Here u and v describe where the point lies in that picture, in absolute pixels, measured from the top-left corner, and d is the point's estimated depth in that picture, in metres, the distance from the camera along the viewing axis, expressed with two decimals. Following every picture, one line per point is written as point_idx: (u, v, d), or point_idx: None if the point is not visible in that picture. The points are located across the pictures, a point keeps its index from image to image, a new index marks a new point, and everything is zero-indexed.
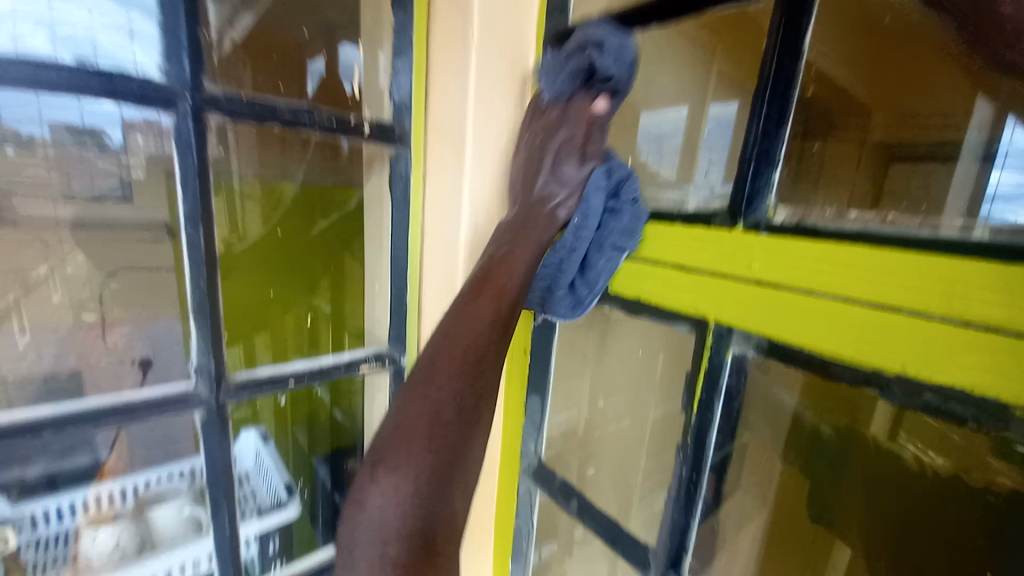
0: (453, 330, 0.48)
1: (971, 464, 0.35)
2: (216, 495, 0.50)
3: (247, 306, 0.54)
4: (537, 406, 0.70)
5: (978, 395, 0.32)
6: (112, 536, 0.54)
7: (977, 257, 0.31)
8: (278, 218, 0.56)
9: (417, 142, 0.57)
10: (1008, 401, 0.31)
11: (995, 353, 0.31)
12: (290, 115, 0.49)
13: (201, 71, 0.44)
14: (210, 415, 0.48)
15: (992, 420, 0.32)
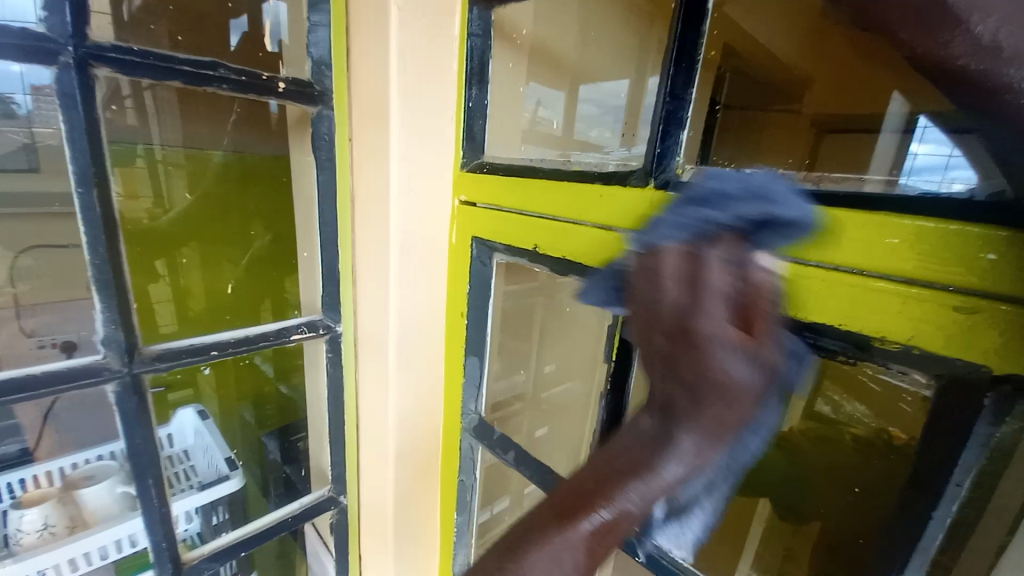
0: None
1: (887, 415, 0.38)
2: (142, 473, 0.58)
3: (197, 297, 0.73)
4: (476, 367, 0.65)
5: (845, 329, 0.35)
6: (39, 518, 0.67)
7: (848, 206, 0.34)
8: (199, 186, 0.71)
9: (339, 103, 0.59)
10: (868, 333, 0.35)
11: (861, 292, 0.34)
12: (193, 68, 0.51)
13: (83, 22, 0.45)
14: (123, 386, 0.54)
15: (857, 352, 0.36)
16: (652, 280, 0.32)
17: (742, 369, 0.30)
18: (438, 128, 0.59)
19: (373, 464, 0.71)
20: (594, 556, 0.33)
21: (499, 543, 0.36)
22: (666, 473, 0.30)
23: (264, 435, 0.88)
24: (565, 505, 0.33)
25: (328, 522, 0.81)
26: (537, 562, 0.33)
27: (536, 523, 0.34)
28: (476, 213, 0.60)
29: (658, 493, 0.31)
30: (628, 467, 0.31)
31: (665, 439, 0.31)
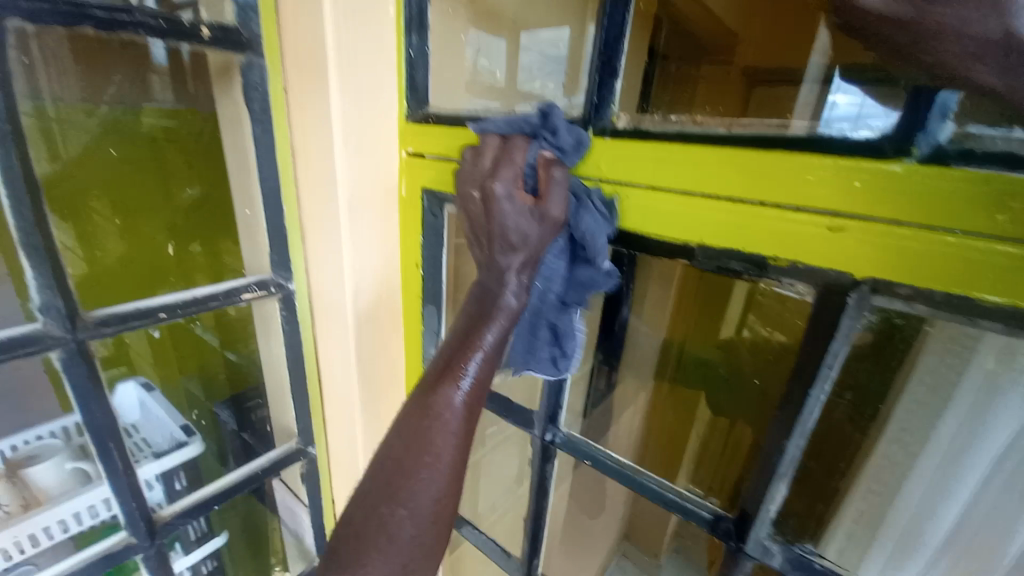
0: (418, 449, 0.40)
1: (794, 327, 0.43)
2: (104, 441, 0.57)
3: (124, 263, 0.70)
4: (434, 315, 0.67)
5: (748, 252, 0.40)
6: None
7: (750, 145, 0.38)
8: (102, 140, 0.65)
9: (270, 51, 0.56)
10: (766, 254, 0.40)
11: (760, 220, 0.39)
12: (107, 12, 0.46)
13: None
14: (72, 354, 0.52)
15: (757, 272, 0.41)
16: (471, 156, 0.46)
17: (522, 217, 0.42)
18: (382, 77, 0.57)
19: (339, 414, 0.73)
20: (474, 402, 0.41)
21: (389, 443, 0.41)
22: (508, 308, 0.42)
23: (216, 405, 0.87)
24: (436, 378, 0.42)
25: (297, 474, 0.84)
26: (432, 432, 0.40)
27: (420, 405, 0.41)
28: (423, 164, 0.59)
29: (506, 329, 0.42)
30: (474, 325, 0.43)
31: (494, 291, 0.43)
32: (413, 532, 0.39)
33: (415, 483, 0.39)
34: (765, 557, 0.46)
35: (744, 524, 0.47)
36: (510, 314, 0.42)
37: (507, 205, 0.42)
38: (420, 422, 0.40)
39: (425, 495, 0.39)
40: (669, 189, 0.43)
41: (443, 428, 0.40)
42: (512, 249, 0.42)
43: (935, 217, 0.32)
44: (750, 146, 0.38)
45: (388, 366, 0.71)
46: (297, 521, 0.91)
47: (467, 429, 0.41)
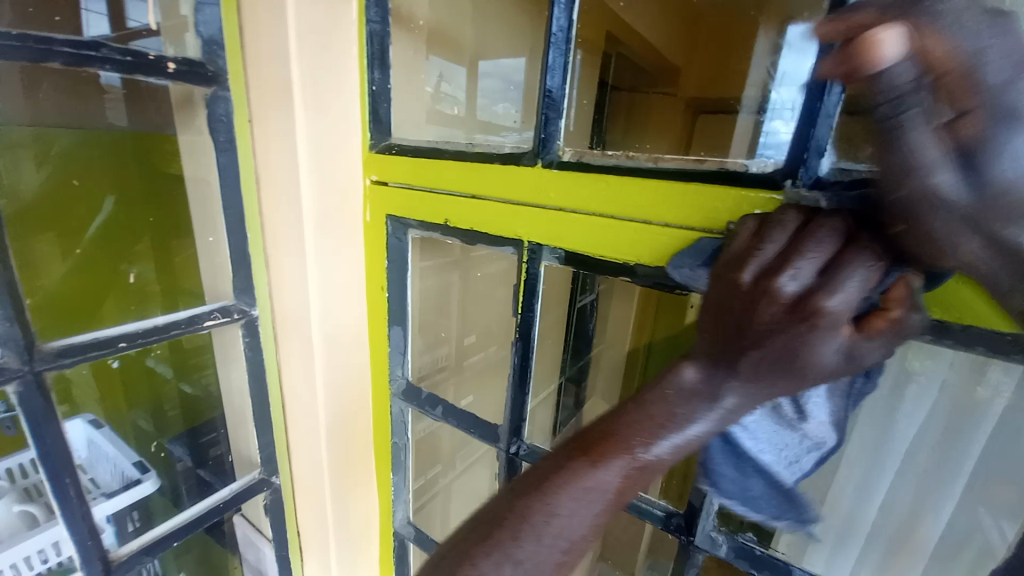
0: (548, 506, 0.36)
1: None
2: (55, 476, 0.55)
3: (74, 292, 0.68)
4: (400, 336, 0.68)
5: None
6: None
7: (679, 177, 0.43)
8: (51, 169, 0.66)
9: (235, 84, 0.58)
10: None
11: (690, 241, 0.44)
12: (73, 47, 0.47)
13: None
14: (27, 384, 0.51)
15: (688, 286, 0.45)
16: (759, 227, 0.34)
17: (824, 337, 0.30)
18: (346, 108, 0.59)
19: (304, 440, 0.73)
20: (621, 496, 0.36)
21: (532, 472, 0.38)
22: (698, 428, 0.34)
23: (167, 441, 0.85)
24: (596, 449, 0.36)
25: (259, 505, 0.82)
26: (567, 499, 0.35)
27: (562, 466, 0.36)
28: (388, 192, 0.62)
29: (685, 443, 0.35)
30: (665, 420, 0.34)
31: (713, 393, 0.34)
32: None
33: (534, 539, 0.35)
34: (712, 547, 0.50)
35: (692, 518, 0.51)
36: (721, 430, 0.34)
37: (827, 331, 0.30)
38: (564, 485, 0.36)
39: (543, 556, 0.36)
40: (610, 214, 0.48)
41: (585, 505, 0.35)
42: (783, 359, 0.32)
43: None
44: (677, 178, 0.44)
45: (355, 389, 0.72)
46: (258, 556, 0.87)
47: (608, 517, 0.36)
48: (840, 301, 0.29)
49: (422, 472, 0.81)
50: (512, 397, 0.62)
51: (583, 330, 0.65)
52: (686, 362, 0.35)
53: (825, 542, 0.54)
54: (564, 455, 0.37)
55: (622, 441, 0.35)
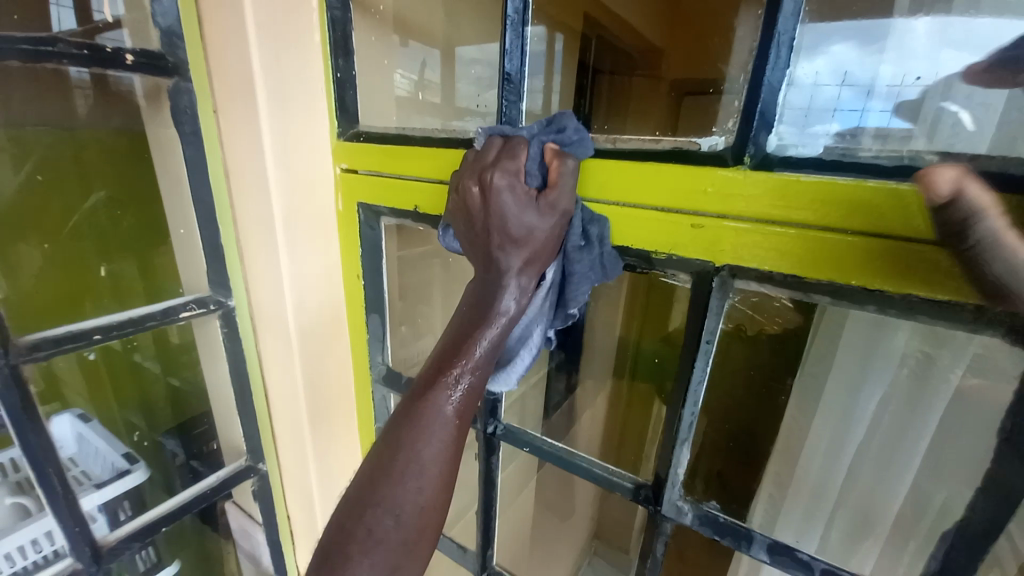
0: (402, 445, 0.40)
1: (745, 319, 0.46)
2: (39, 468, 0.56)
3: (55, 293, 0.69)
4: (378, 323, 0.69)
5: (651, 251, 0.45)
6: None
7: (646, 159, 0.44)
8: (30, 167, 0.65)
9: (198, 74, 0.58)
10: (662, 251, 0.45)
11: (660, 221, 0.44)
12: (26, 41, 0.47)
13: None
14: (4, 379, 0.52)
15: (656, 266, 0.46)
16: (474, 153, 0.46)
17: (502, 208, 0.42)
18: (312, 98, 0.59)
19: (288, 427, 0.74)
20: (463, 413, 0.42)
21: (382, 438, 0.42)
22: (504, 313, 0.43)
23: (161, 435, 0.86)
24: (429, 382, 0.42)
25: (249, 492, 0.83)
26: (412, 431, 0.40)
27: (407, 411, 0.41)
28: (359, 180, 0.62)
29: (498, 334, 0.43)
30: (473, 328, 0.43)
31: (492, 293, 0.43)
32: (401, 531, 0.39)
33: (400, 478, 0.39)
34: (678, 516, 0.52)
35: (659, 487, 0.53)
36: (509, 317, 0.43)
37: (505, 196, 0.42)
38: (408, 422, 0.41)
39: (412, 495, 0.39)
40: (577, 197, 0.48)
41: (431, 431, 0.40)
42: (513, 244, 0.42)
43: (894, 225, 0.35)
44: (636, 160, 0.45)
45: (337, 376, 0.73)
46: (252, 542, 0.89)
47: (456, 436, 0.42)
48: (498, 180, 0.42)
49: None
50: None
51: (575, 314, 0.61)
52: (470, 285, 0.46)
53: (798, 505, 0.55)
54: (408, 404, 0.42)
55: (446, 362, 0.42)
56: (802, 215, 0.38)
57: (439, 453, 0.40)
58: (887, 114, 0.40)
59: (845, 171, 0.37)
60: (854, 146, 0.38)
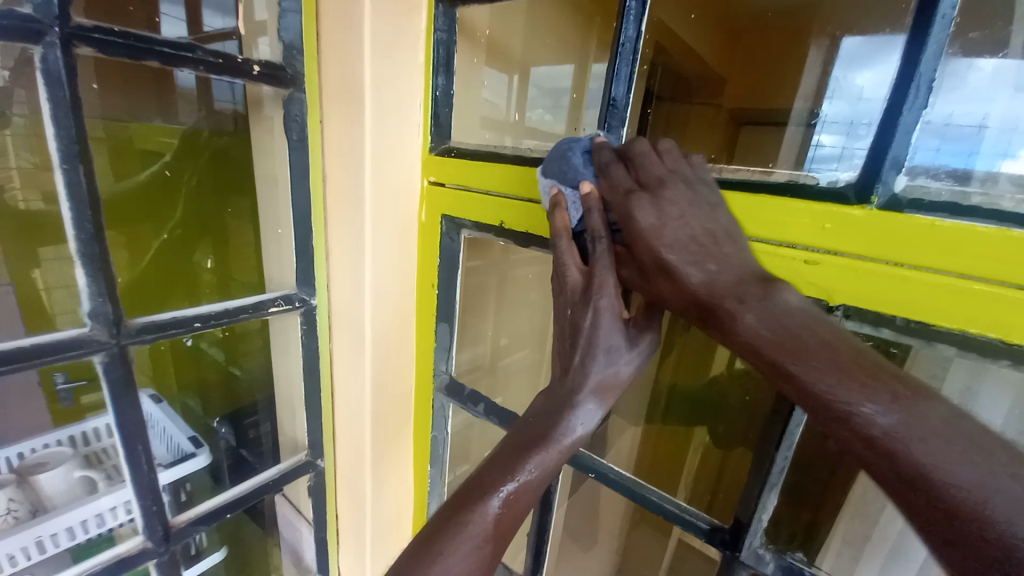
0: (443, 544, 0.40)
1: None
2: (130, 441, 0.60)
3: (155, 287, 0.75)
4: (446, 333, 0.70)
5: None
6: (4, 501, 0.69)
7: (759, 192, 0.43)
8: (166, 164, 0.72)
9: (310, 86, 0.62)
10: None
11: (767, 256, 0.43)
12: (169, 49, 0.52)
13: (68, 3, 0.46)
14: (111, 357, 0.56)
15: None
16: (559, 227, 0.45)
17: (594, 325, 0.43)
18: (407, 114, 0.62)
19: (348, 426, 0.76)
20: (506, 523, 0.42)
21: (428, 527, 0.43)
22: (574, 430, 0.44)
23: (217, 419, 0.90)
24: (479, 487, 0.43)
25: (302, 488, 0.85)
26: (460, 535, 0.41)
27: (452, 511, 0.42)
28: (444, 193, 0.64)
29: (561, 452, 0.44)
30: (542, 435, 0.44)
31: (557, 412, 0.44)
32: None
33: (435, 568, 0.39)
34: (758, 564, 0.50)
35: (738, 533, 0.50)
36: (571, 438, 0.44)
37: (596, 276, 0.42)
38: (457, 519, 0.41)
39: None
40: None
41: (475, 535, 0.41)
42: (597, 358, 0.44)
43: None
44: (742, 191, 0.44)
45: (400, 380, 0.74)
46: (296, 537, 0.91)
47: (496, 543, 0.42)
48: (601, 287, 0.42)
49: (455, 469, 0.82)
50: None
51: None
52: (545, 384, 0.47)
53: None
54: (459, 496, 0.43)
55: (509, 467, 0.43)
56: (857, 247, 0.39)
57: (477, 557, 0.41)
58: (970, 154, 0.39)
59: (982, 219, 0.35)
60: (963, 187, 0.37)
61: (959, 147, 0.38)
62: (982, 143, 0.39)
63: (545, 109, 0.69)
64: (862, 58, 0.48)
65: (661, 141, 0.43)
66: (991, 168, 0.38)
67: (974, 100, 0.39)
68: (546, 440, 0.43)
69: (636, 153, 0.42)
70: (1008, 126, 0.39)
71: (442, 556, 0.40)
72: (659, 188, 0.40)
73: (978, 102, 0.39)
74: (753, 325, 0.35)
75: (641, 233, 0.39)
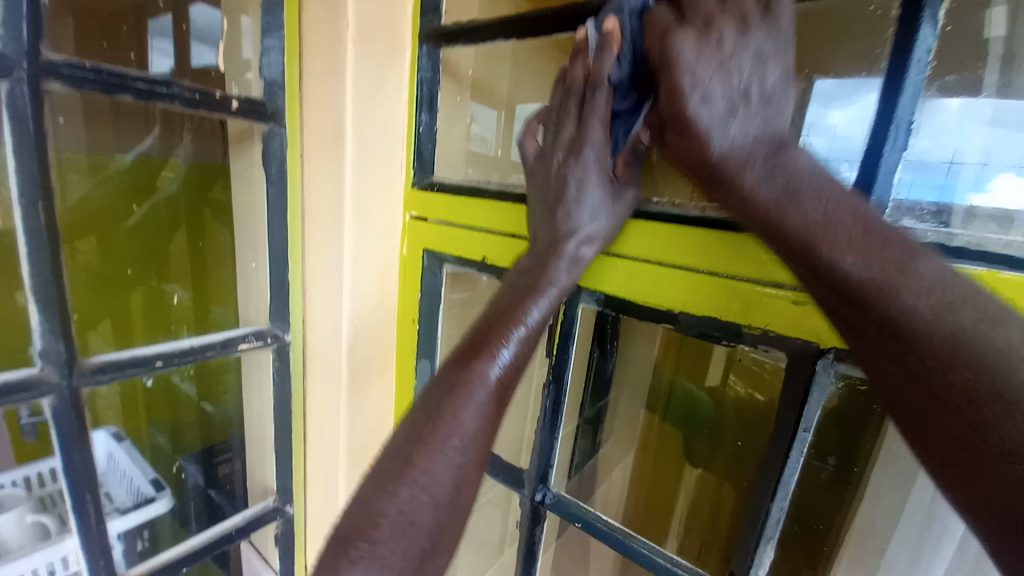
0: (446, 407, 0.39)
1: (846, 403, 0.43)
2: (78, 492, 0.56)
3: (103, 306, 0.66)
4: (427, 370, 0.68)
5: (746, 326, 0.43)
6: None
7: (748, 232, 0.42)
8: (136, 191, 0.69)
9: (292, 121, 0.62)
10: (743, 324, 0.44)
11: (755, 296, 0.42)
12: (145, 85, 0.51)
13: (38, 38, 0.45)
14: (63, 400, 0.52)
15: (734, 337, 0.45)
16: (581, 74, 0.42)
17: (585, 173, 0.43)
18: (388, 149, 0.62)
19: (321, 469, 0.72)
20: (504, 385, 0.42)
21: (426, 392, 0.42)
22: (560, 280, 0.44)
23: (182, 460, 0.84)
24: (473, 350, 0.42)
25: (270, 537, 0.80)
26: (460, 398, 0.40)
27: (449, 375, 0.41)
28: (426, 228, 0.64)
29: (550, 302, 0.44)
30: (533, 290, 0.44)
31: (541, 266, 0.45)
32: (432, 505, 0.37)
33: (432, 450, 0.38)
34: None
35: None
36: (557, 289, 0.44)
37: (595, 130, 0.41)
38: (457, 382, 0.41)
39: (443, 472, 0.38)
40: (663, 263, 0.47)
41: (475, 399, 0.40)
42: (580, 199, 0.43)
43: None
44: (724, 231, 0.43)
45: (377, 420, 0.72)
46: None
47: (497, 406, 0.41)
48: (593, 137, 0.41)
49: None
50: (540, 438, 0.61)
51: (603, 369, 0.62)
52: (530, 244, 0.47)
53: None
54: (455, 361, 0.42)
55: (502, 322, 0.43)
56: None
57: (479, 422, 0.40)
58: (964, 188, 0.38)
59: (967, 258, 0.35)
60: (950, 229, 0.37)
61: (944, 181, 0.38)
62: (958, 175, 0.38)
63: None
64: (837, 98, 0.43)
65: None
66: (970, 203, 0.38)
67: (960, 132, 0.39)
68: (536, 287, 0.44)
69: None
70: (987, 155, 0.38)
71: (442, 416, 0.39)
72: (708, 27, 0.35)
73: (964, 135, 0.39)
74: (757, 182, 0.35)
75: (675, 90, 0.35)
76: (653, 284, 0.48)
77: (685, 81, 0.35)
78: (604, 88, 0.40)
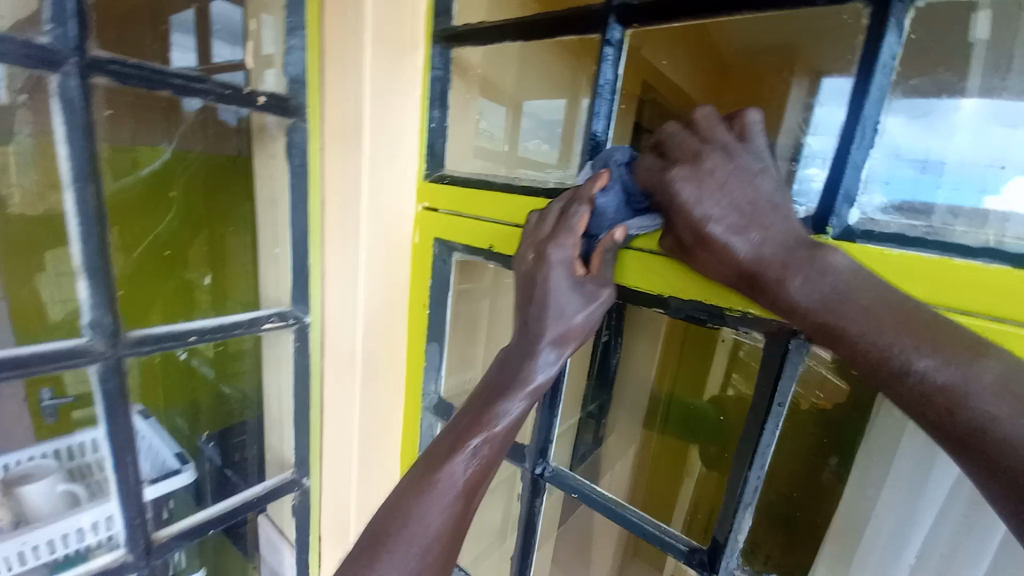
0: (420, 495, 0.44)
1: (820, 382, 0.46)
2: (118, 454, 0.61)
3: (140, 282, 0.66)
4: (436, 353, 0.73)
5: (727, 309, 0.47)
6: None
7: None
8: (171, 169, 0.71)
9: (314, 115, 0.66)
10: (725, 306, 0.47)
11: None
12: (182, 81, 0.56)
13: (87, 35, 0.49)
14: (106, 368, 0.57)
15: (717, 319, 0.48)
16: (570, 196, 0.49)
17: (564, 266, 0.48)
18: (402, 143, 0.66)
19: (335, 444, 0.76)
20: (475, 478, 0.46)
21: (407, 480, 0.46)
22: (537, 379, 0.48)
23: None
24: (453, 443, 0.46)
25: (287, 508, 0.85)
26: (433, 487, 0.44)
27: (430, 463, 0.45)
28: (437, 218, 0.67)
29: (525, 399, 0.48)
30: (511, 384, 0.48)
31: (523, 359, 0.49)
32: None
33: (403, 531, 0.42)
34: None
35: (714, 554, 0.51)
36: (533, 386, 0.48)
37: (572, 229, 0.46)
38: (434, 468, 0.45)
39: (411, 548, 0.41)
40: (656, 251, 0.50)
41: (447, 490, 0.44)
42: (564, 307, 0.48)
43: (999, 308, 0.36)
44: None
45: (390, 400, 0.76)
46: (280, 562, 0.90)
47: (468, 495, 0.45)
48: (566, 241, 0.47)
49: None
50: (540, 417, 0.65)
51: (608, 362, 0.66)
52: (512, 337, 0.52)
53: None
54: (436, 449, 0.47)
55: (483, 416, 0.47)
56: None
57: (450, 511, 0.44)
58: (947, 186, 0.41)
59: (930, 248, 0.39)
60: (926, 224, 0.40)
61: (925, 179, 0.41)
62: (943, 173, 0.41)
63: (543, 138, 0.67)
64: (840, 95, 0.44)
65: (702, 112, 0.42)
66: (954, 201, 0.40)
67: (942, 133, 0.41)
68: (514, 385, 0.48)
69: (668, 135, 0.44)
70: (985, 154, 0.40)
71: (415, 505, 0.43)
72: (707, 137, 0.41)
73: (947, 135, 0.41)
74: (797, 289, 0.36)
75: (677, 204, 0.41)
76: (652, 273, 0.51)
77: (683, 195, 0.40)
78: (587, 197, 0.46)
